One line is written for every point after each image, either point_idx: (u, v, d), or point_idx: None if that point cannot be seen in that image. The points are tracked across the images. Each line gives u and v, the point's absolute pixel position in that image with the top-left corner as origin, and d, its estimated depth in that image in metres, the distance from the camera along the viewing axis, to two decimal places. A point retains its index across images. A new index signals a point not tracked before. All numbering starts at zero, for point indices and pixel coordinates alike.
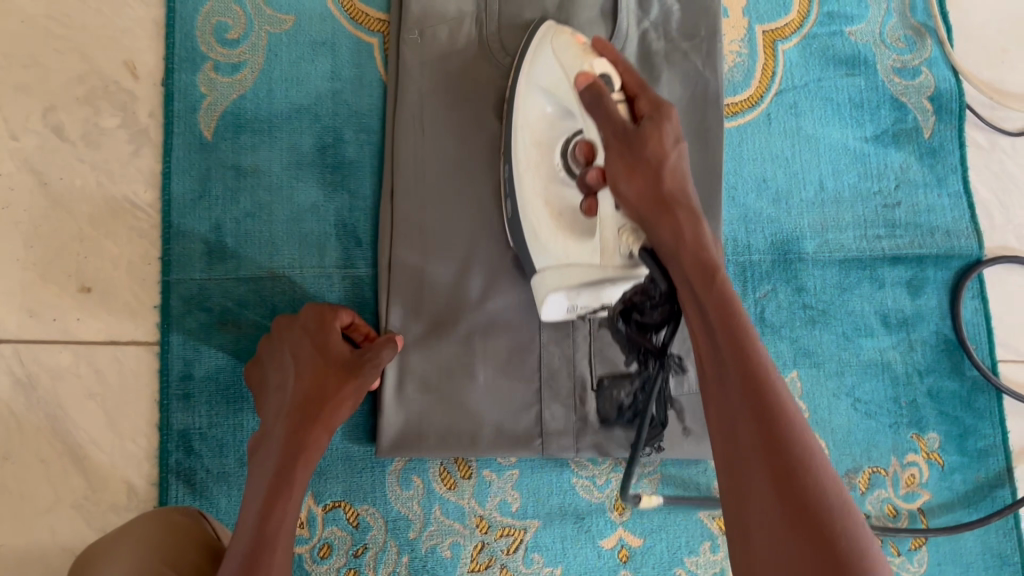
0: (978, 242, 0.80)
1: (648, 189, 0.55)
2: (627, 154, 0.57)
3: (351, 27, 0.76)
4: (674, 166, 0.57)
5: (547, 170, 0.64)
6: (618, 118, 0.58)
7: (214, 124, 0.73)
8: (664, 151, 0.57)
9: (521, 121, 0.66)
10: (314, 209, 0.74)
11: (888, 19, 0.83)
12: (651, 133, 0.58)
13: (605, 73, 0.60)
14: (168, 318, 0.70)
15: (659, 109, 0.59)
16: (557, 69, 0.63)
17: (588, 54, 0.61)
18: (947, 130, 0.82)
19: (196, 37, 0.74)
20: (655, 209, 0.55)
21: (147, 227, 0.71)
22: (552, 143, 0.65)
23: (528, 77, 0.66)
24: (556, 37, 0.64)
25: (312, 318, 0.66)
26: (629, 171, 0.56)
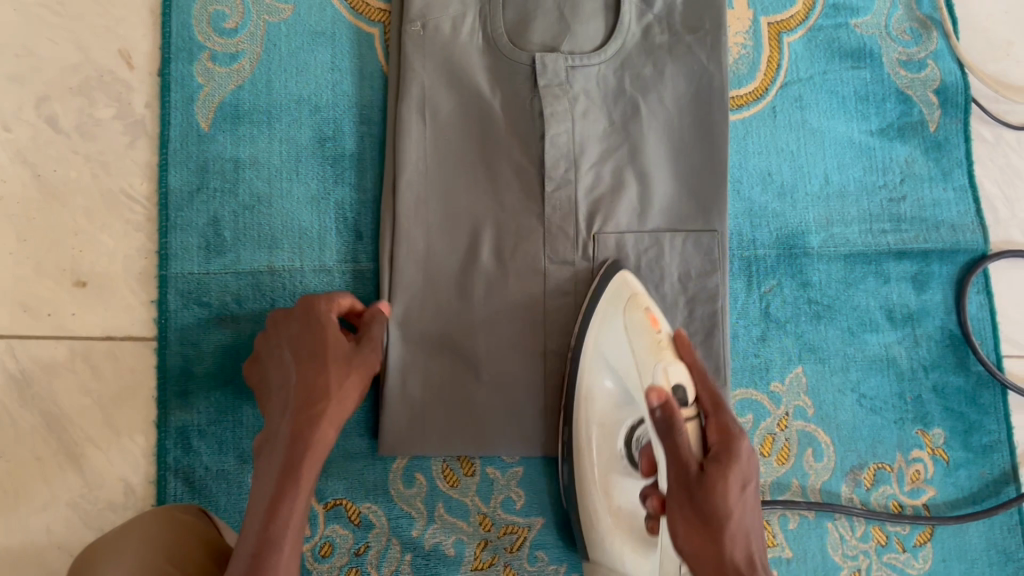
0: (983, 236, 0.80)
1: (710, 557, 0.54)
2: (689, 509, 0.55)
3: (350, 16, 0.75)
4: (738, 523, 0.55)
5: (609, 453, 0.67)
6: (685, 461, 0.56)
7: (211, 115, 0.72)
8: (732, 506, 0.55)
9: (585, 391, 0.67)
10: (314, 202, 0.72)
11: (894, 11, 0.83)
12: (718, 485, 0.55)
13: (679, 383, 0.59)
14: (165, 313, 0.69)
15: (729, 443, 0.57)
16: (630, 355, 0.63)
17: (661, 350, 0.61)
18: (952, 124, 0.82)
19: (193, 28, 0.73)
20: (716, 572, 0.53)
21: (143, 220, 0.70)
22: (615, 431, 0.67)
23: (603, 336, 0.66)
24: (630, 313, 0.64)
25: (306, 311, 0.62)
26: (686, 530, 0.55)
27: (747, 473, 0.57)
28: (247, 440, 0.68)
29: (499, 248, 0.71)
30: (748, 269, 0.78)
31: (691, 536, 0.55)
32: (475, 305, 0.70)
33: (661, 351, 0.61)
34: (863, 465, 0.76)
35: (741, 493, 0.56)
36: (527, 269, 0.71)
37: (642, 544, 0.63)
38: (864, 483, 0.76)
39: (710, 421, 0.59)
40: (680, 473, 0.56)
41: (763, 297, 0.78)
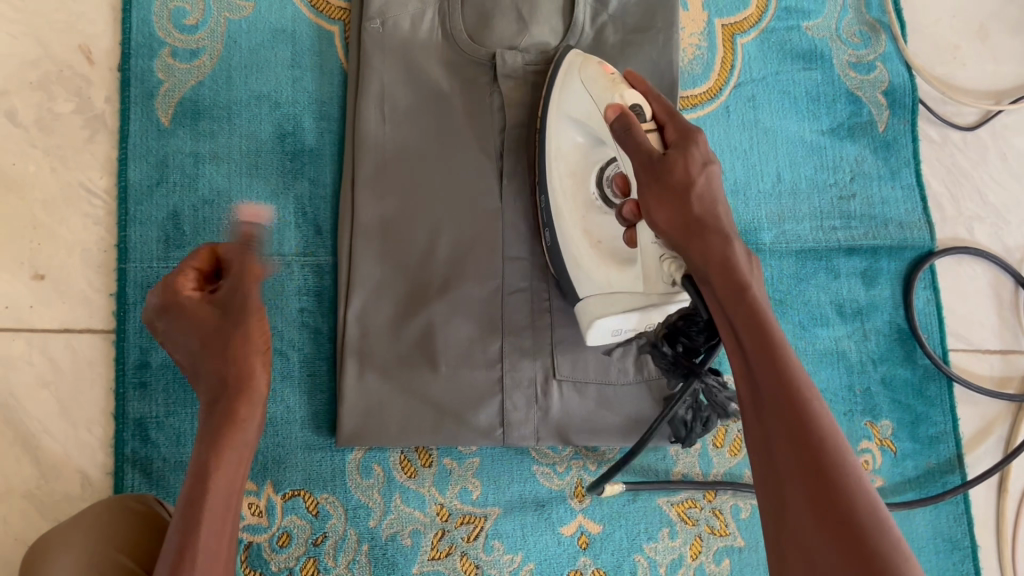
0: (930, 233, 0.82)
1: (676, 216, 0.51)
2: (654, 184, 0.53)
3: (311, 14, 0.76)
4: (704, 190, 0.51)
5: (583, 201, 0.66)
6: (647, 147, 0.54)
7: (172, 110, 0.72)
8: (693, 176, 0.52)
9: (553, 152, 0.67)
10: (273, 196, 0.73)
11: (844, 15, 0.85)
12: (675, 158, 0.53)
13: (637, 103, 0.57)
14: (123, 306, 0.69)
15: (686, 136, 0.55)
16: (586, 102, 0.62)
17: (617, 83, 0.59)
18: (900, 124, 0.84)
19: (154, 25, 0.73)
20: (685, 236, 0.50)
21: (102, 214, 0.71)
22: (586, 173, 0.66)
23: (563, 100, 0.66)
24: (584, 68, 0.63)
25: (162, 291, 0.56)
26: (657, 199, 0.52)
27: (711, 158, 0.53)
28: None
29: (457, 241, 0.72)
30: None
31: (661, 216, 0.52)
32: (434, 296, 0.71)
33: (617, 85, 0.59)
34: None
35: (705, 169, 0.52)
36: (485, 263, 0.72)
37: (623, 263, 0.62)
38: None
39: (667, 129, 0.56)
40: (641, 160, 0.54)
41: None
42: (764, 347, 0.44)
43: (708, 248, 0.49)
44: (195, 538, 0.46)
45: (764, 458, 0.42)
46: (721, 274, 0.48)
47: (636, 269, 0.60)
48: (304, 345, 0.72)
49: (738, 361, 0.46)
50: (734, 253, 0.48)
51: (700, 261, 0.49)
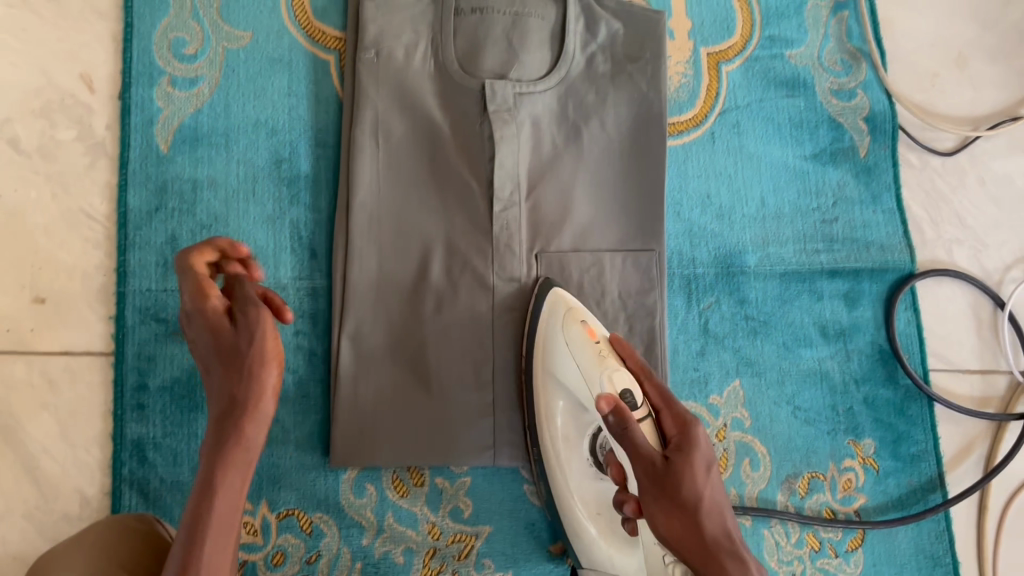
0: (910, 256, 0.84)
1: (687, 534, 0.51)
2: (662, 497, 0.52)
3: (306, 43, 0.78)
4: (678, 448, 0.55)
5: (576, 458, 0.69)
6: (647, 454, 0.54)
7: (171, 138, 0.74)
8: (698, 487, 0.53)
9: (547, 434, 0.69)
10: (270, 221, 0.75)
11: (826, 43, 0.88)
12: (683, 470, 0.53)
13: (625, 387, 0.58)
14: (122, 329, 0.71)
15: (686, 428, 0.56)
16: (575, 366, 0.64)
17: (603, 359, 0.61)
18: (881, 150, 0.87)
19: (154, 54, 0.75)
20: (700, 556, 0.50)
21: (101, 238, 0.73)
22: (579, 437, 0.68)
23: (552, 359, 0.67)
24: (569, 326, 0.65)
25: (192, 306, 0.58)
26: (666, 515, 0.52)
27: (709, 458, 0.55)
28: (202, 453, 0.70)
29: (449, 266, 0.74)
30: (687, 286, 0.81)
31: (670, 533, 0.52)
32: (426, 319, 0.73)
33: (604, 361, 0.61)
34: (798, 474, 0.80)
35: (707, 475, 0.54)
36: (476, 287, 0.74)
37: (625, 544, 0.64)
38: (798, 491, 0.79)
39: (664, 421, 0.58)
40: (643, 464, 0.54)
41: (701, 314, 0.81)
42: None
43: (718, 540, 0.51)
44: (199, 556, 0.49)
45: None
46: (710, 572, 0.50)
47: (639, 558, 0.62)
48: (299, 367, 0.74)
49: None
50: (723, 506, 0.54)
51: (701, 541, 0.51)
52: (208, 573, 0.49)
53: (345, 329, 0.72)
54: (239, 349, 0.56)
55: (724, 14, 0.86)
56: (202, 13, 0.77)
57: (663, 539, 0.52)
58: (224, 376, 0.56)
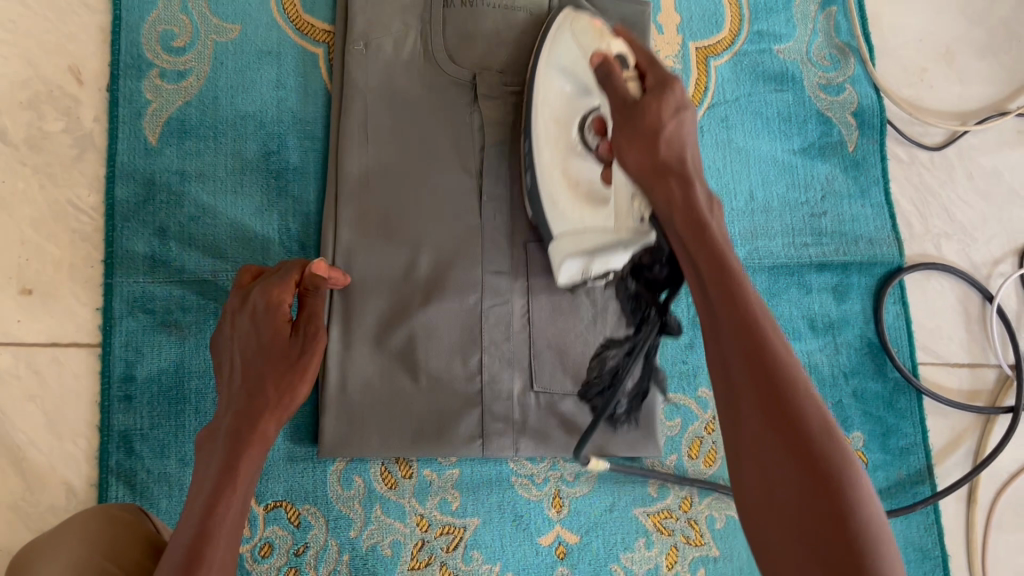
0: (899, 250, 0.85)
1: (647, 155, 0.53)
2: (627, 126, 0.54)
3: (295, 36, 0.78)
4: (674, 133, 0.53)
5: (564, 145, 0.68)
6: (622, 91, 0.56)
7: (159, 130, 0.74)
8: (664, 119, 0.53)
9: (541, 98, 0.70)
10: (258, 213, 0.75)
11: (814, 38, 0.88)
12: (653, 100, 0.54)
13: (621, 53, 0.58)
14: (109, 321, 0.71)
15: (664, 84, 0.56)
16: (575, 50, 0.66)
17: (601, 34, 0.62)
18: (869, 144, 0.87)
19: (142, 46, 0.75)
20: (654, 176, 0.52)
21: (90, 230, 0.72)
22: (570, 120, 0.68)
23: (559, 52, 0.68)
24: (576, 21, 0.66)
25: (260, 295, 0.59)
26: (628, 141, 0.53)
27: (683, 102, 0.55)
28: (189, 444, 0.70)
29: (438, 256, 0.74)
30: None
31: (632, 159, 0.53)
32: (415, 310, 0.73)
33: (602, 39, 0.60)
34: None
35: (676, 114, 0.54)
36: (465, 277, 0.74)
37: (592, 199, 0.64)
38: None
39: (648, 75, 0.57)
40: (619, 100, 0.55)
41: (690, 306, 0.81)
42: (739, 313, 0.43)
43: (678, 179, 0.52)
44: (224, 508, 0.49)
45: (725, 389, 0.43)
46: (673, 208, 0.51)
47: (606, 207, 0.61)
48: None
49: (699, 297, 0.47)
50: (695, 194, 0.51)
51: (665, 207, 0.51)
52: (228, 530, 0.48)
53: (333, 319, 0.72)
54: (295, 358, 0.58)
55: (713, 8, 0.87)
56: (191, 6, 0.77)
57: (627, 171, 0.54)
58: (274, 368, 0.57)
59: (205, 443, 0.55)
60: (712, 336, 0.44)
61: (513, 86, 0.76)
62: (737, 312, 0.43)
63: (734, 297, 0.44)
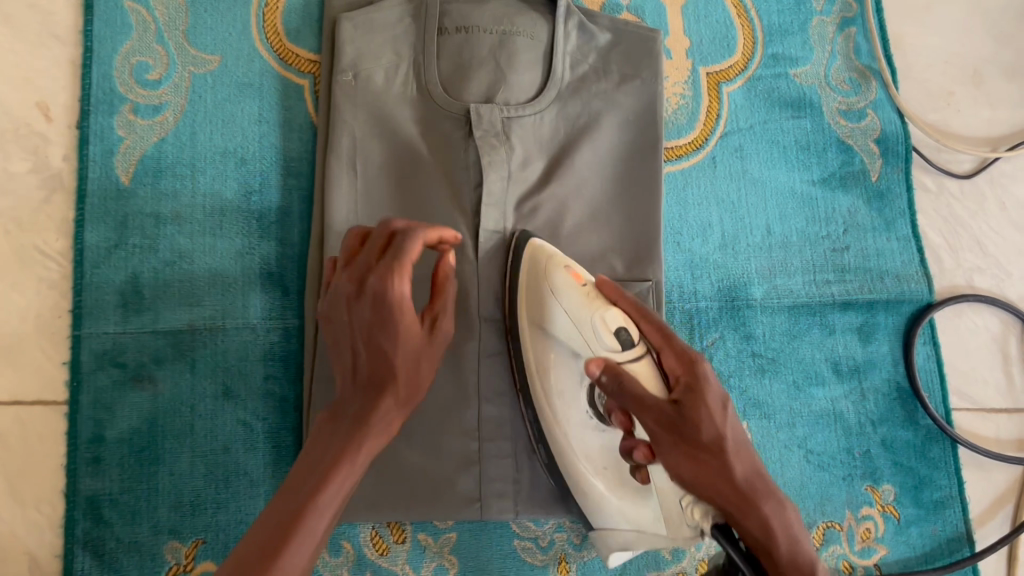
0: (928, 285, 0.79)
1: (726, 482, 0.48)
2: (684, 441, 0.49)
3: (279, 67, 0.74)
4: (733, 442, 0.50)
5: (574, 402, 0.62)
6: (655, 402, 0.51)
7: (132, 169, 0.69)
8: (717, 426, 0.50)
9: (534, 363, 0.64)
10: (238, 257, 0.69)
11: (833, 61, 0.83)
12: (698, 413, 0.50)
13: (621, 325, 0.56)
14: (77, 375, 0.65)
15: (696, 371, 0.52)
16: (565, 316, 0.60)
17: (593, 300, 0.58)
18: (893, 173, 0.81)
19: (115, 79, 0.71)
20: (739, 506, 0.48)
21: (57, 277, 0.67)
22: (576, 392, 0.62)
23: (538, 311, 0.63)
24: (551, 271, 0.62)
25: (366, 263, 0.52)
26: (689, 461, 0.49)
27: (724, 395, 0.52)
28: (163, 510, 0.65)
29: None
30: (689, 321, 0.75)
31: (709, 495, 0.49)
32: None
33: (595, 301, 0.58)
34: (812, 524, 0.73)
35: (725, 413, 0.51)
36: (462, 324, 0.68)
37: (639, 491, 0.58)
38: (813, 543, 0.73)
39: (665, 357, 0.54)
40: (652, 411, 0.51)
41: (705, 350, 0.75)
42: None
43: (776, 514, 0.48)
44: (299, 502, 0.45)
45: None
46: (765, 541, 0.47)
47: (652, 508, 0.56)
48: (269, 415, 0.68)
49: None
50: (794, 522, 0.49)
51: (756, 530, 0.48)
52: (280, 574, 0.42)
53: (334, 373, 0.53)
54: (425, 348, 0.54)
55: (724, 31, 0.82)
56: (167, 37, 0.72)
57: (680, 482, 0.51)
58: (410, 343, 0.51)
59: (326, 426, 0.50)
60: None
61: (512, 117, 0.71)
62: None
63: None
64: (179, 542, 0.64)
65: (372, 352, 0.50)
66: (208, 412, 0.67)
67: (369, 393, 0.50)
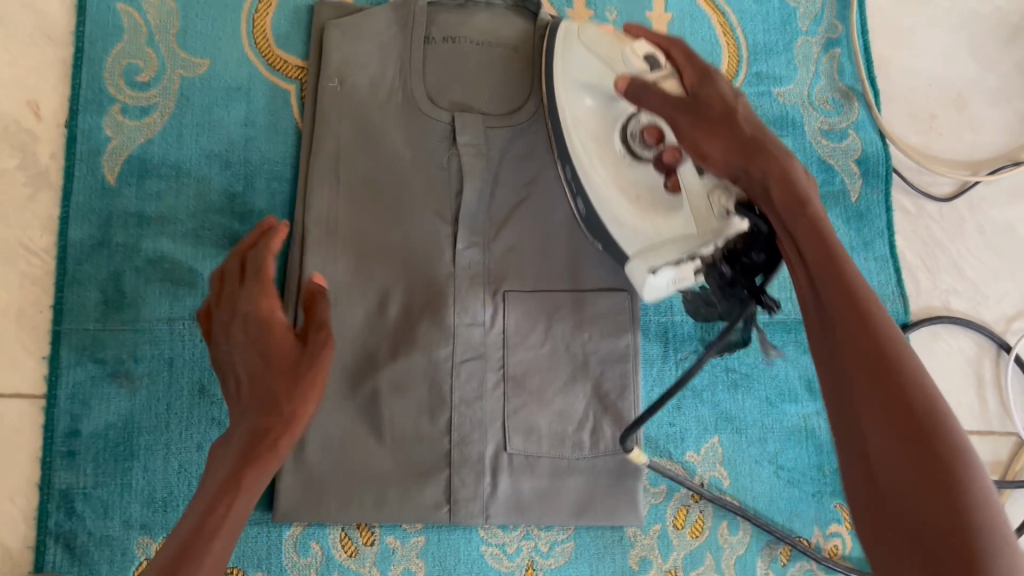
0: (904, 306, 0.80)
1: (733, 146, 0.52)
2: (698, 117, 0.54)
3: (266, 72, 0.75)
4: (745, 115, 0.54)
5: (613, 159, 0.61)
6: (673, 95, 0.55)
7: (118, 168, 0.71)
8: (728, 103, 0.54)
9: (570, 122, 0.63)
10: (219, 258, 0.71)
11: (816, 82, 0.84)
12: (712, 96, 0.55)
13: (649, 53, 0.58)
14: (56, 371, 0.67)
15: (708, 74, 0.57)
16: (596, 60, 0.60)
17: (623, 41, 0.60)
18: (874, 195, 0.82)
19: (104, 80, 0.72)
20: (747, 157, 0.52)
21: (40, 273, 0.69)
22: (608, 134, 0.61)
23: (564, 65, 0.63)
24: (581, 31, 0.63)
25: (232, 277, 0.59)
26: (707, 133, 0.53)
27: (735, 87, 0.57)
28: (135, 505, 0.66)
29: (407, 304, 0.70)
30: (664, 334, 0.77)
31: (717, 149, 0.53)
32: (382, 364, 0.68)
33: (622, 41, 0.59)
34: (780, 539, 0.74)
35: (736, 97, 0.55)
36: (435, 329, 0.69)
37: (670, 212, 0.57)
38: (779, 558, 0.74)
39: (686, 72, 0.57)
40: (678, 106, 0.55)
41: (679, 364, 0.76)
42: (816, 237, 0.48)
43: (777, 177, 0.50)
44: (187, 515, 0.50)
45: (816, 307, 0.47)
46: (774, 188, 0.50)
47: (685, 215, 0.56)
48: None
49: (793, 255, 0.49)
50: (792, 169, 0.51)
51: (763, 195, 0.51)
52: None
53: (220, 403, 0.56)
54: (301, 367, 0.54)
55: (710, 49, 0.82)
56: (157, 39, 0.73)
57: (712, 170, 0.54)
58: (278, 375, 0.54)
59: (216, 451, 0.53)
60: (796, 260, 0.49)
61: (491, 126, 0.72)
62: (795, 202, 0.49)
63: (839, 281, 0.46)
64: (149, 537, 0.65)
65: (250, 379, 0.54)
66: (183, 410, 0.68)
67: (253, 411, 0.53)
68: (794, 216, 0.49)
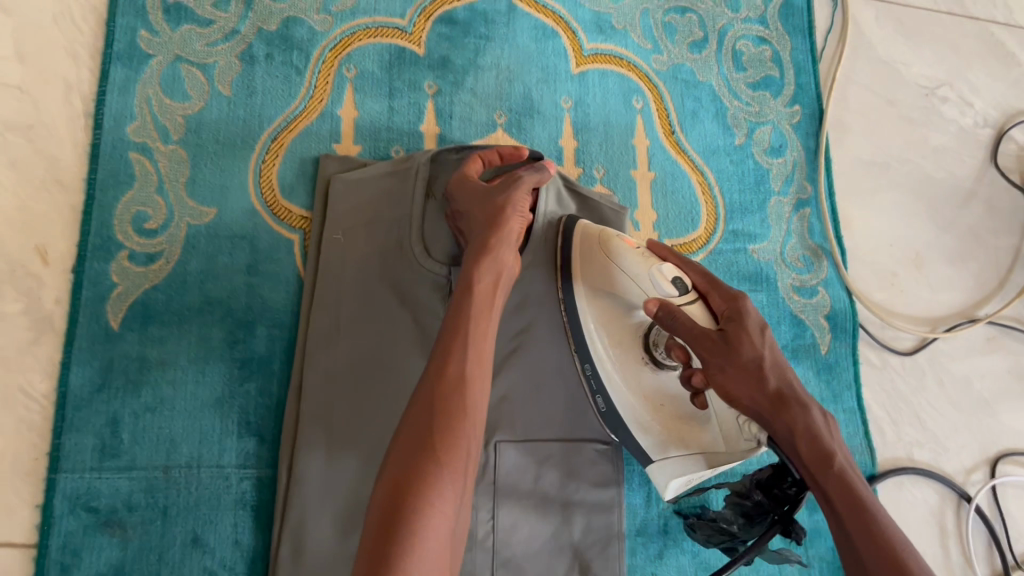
0: (871, 458, 0.84)
1: (760, 393, 0.56)
2: (726, 360, 0.58)
3: (272, 221, 0.78)
4: (772, 362, 0.58)
5: (634, 369, 0.68)
6: (704, 331, 0.59)
7: (122, 314, 0.72)
8: (756, 348, 0.58)
9: (591, 328, 0.70)
10: (217, 405, 0.72)
11: (788, 239, 0.89)
12: (741, 339, 0.59)
13: (675, 276, 0.64)
14: (48, 520, 0.66)
15: (737, 304, 0.62)
16: (625, 275, 0.66)
17: (651, 259, 0.65)
18: (842, 348, 0.87)
19: (113, 226, 0.74)
20: (774, 408, 0.56)
21: (38, 418, 0.69)
22: (631, 340, 0.68)
23: (586, 270, 0.70)
24: (605, 239, 0.69)
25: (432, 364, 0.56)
26: (733, 379, 0.57)
27: (761, 323, 0.61)
28: None
29: None
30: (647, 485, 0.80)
31: (744, 393, 0.57)
32: None
33: (648, 258, 0.66)
34: None
35: (762, 338, 0.59)
36: None
37: (694, 423, 0.64)
38: None
39: (712, 299, 0.64)
40: (704, 338, 0.59)
41: (661, 513, 0.79)
42: (837, 482, 0.53)
43: (798, 420, 0.55)
44: None
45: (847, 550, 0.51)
46: (801, 439, 0.54)
47: (711, 431, 0.63)
48: (237, 565, 0.69)
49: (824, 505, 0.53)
50: (816, 424, 0.55)
51: (786, 435, 0.55)
52: None
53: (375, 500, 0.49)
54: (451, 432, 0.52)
55: (689, 206, 0.88)
56: (167, 188, 0.76)
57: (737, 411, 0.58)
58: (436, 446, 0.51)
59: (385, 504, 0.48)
60: (823, 505, 0.53)
61: None
62: (815, 449, 0.54)
63: (855, 503, 0.52)
64: None
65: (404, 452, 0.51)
66: (175, 560, 0.68)
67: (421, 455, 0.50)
68: (823, 469, 0.53)
